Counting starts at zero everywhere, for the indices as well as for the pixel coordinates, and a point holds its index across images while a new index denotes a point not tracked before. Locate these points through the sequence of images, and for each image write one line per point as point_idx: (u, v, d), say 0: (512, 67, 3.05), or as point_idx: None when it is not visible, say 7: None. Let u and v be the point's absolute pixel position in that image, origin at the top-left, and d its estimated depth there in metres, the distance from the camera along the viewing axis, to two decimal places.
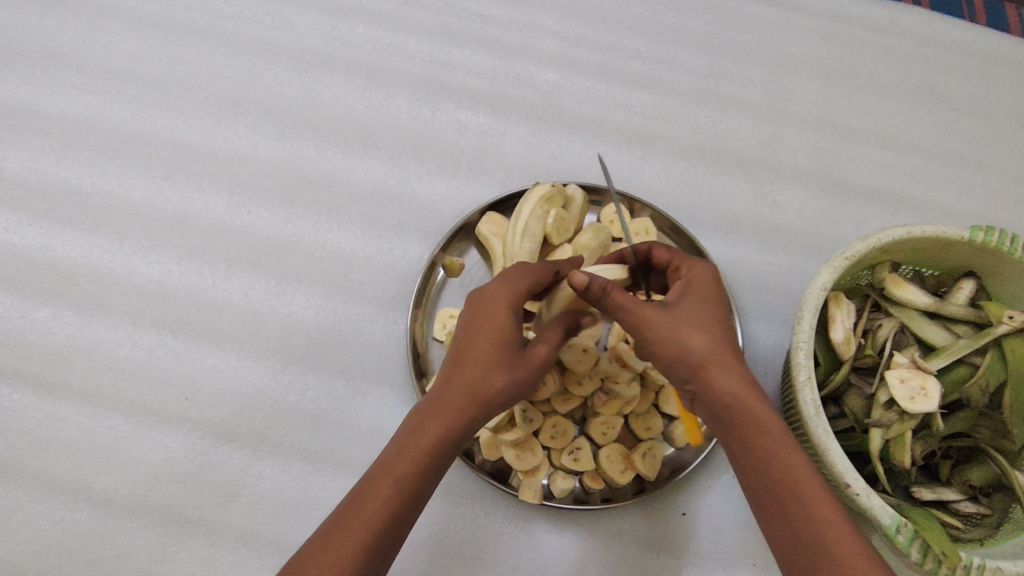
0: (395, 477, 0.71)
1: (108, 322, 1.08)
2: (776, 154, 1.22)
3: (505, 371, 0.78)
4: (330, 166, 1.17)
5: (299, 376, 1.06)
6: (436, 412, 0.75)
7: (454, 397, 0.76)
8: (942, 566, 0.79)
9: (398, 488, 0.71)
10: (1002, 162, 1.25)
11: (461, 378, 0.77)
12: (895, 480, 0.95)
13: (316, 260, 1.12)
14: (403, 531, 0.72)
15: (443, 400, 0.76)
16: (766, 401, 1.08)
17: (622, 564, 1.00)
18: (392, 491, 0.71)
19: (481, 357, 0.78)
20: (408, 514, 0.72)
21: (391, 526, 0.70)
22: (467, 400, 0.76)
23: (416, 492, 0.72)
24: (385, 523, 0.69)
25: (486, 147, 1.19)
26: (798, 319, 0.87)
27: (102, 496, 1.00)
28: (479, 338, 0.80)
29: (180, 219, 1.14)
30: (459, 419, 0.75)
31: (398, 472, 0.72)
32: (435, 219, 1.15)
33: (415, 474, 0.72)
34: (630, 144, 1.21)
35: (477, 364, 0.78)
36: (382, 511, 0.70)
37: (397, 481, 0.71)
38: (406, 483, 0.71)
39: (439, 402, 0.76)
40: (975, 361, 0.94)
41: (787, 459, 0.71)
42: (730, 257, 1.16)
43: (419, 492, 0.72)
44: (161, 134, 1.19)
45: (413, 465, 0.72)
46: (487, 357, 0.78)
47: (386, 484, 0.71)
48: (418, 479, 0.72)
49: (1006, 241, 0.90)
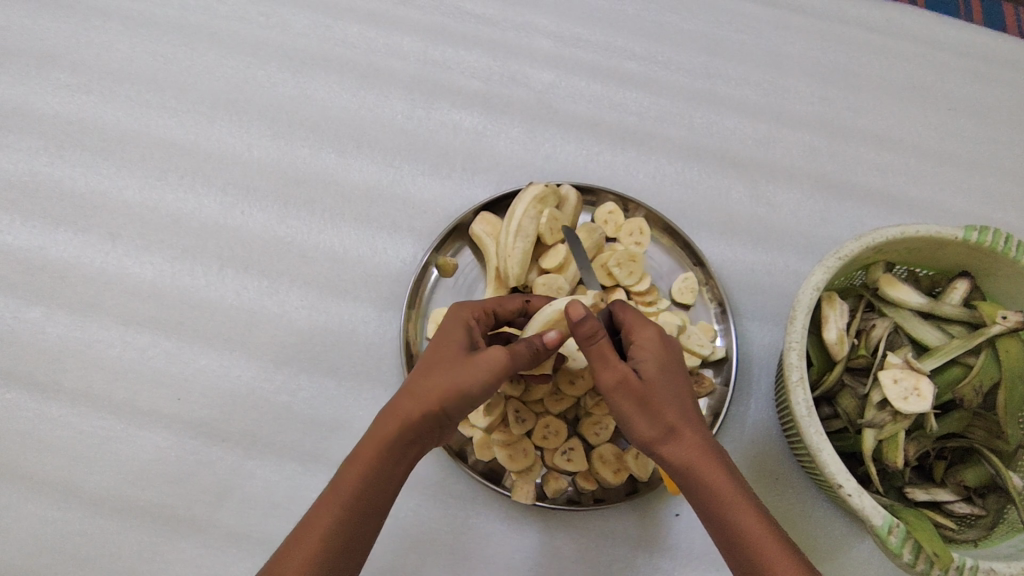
0: (342, 492, 0.71)
1: (101, 322, 1.08)
2: (770, 154, 1.22)
3: (458, 379, 0.75)
4: (323, 166, 1.17)
5: (292, 376, 1.06)
6: (385, 423, 0.74)
7: (404, 406, 0.74)
8: (934, 567, 0.78)
9: (345, 501, 0.71)
10: (997, 161, 1.24)
11: (413, 388, 0.76)
12: (888, 481, 0.95)
13: (309, 260, 1.11)
14: (357, 549, 0.71)
15: (395, 410, 0.75)
16: (759, 401, 1.08)
17: (614, 564, 1.00)
18: (338, 505, 0.70)
19: (437, 368, 0.77)
20: (358, 531, 0.71)
21: (339, 542, 0.69)
22: (417, 411, 0.74)
23: (364, 508, 0.71)
24: (332, 540, 0.69)
25: (480, 147, 1.19)
26: (791, 319, 0.86)
27: (94, 496, 1.01)
28: (440, 353, 0.79)
29: (173, 219, 1.14)
30: (407, 432, 0.74)
31: (344, 487, 0.71)
32: (429, 219, 1.15)
33: (362, 489, 0.71)
34: (625, 144, 1.21)
35: (432, 375, 0.76)
36: (329, 526, 0.69)
37: (343, 496, 0.71)
38: (353, 498, 0.71)
39: (390, 412, 0.75)
40: (969, 361, 0.93)
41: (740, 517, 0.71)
42: (724, 257, 1.16)
43: (368, 507, 0.71)
44: (154, 134, 1.19)
45: (360, 479, 0.72)
46: (443, 366, 0.77)
47: (335, 499, 0.71)
48: (366, 492, 0.71)
49: (1001, 241, 0.90)
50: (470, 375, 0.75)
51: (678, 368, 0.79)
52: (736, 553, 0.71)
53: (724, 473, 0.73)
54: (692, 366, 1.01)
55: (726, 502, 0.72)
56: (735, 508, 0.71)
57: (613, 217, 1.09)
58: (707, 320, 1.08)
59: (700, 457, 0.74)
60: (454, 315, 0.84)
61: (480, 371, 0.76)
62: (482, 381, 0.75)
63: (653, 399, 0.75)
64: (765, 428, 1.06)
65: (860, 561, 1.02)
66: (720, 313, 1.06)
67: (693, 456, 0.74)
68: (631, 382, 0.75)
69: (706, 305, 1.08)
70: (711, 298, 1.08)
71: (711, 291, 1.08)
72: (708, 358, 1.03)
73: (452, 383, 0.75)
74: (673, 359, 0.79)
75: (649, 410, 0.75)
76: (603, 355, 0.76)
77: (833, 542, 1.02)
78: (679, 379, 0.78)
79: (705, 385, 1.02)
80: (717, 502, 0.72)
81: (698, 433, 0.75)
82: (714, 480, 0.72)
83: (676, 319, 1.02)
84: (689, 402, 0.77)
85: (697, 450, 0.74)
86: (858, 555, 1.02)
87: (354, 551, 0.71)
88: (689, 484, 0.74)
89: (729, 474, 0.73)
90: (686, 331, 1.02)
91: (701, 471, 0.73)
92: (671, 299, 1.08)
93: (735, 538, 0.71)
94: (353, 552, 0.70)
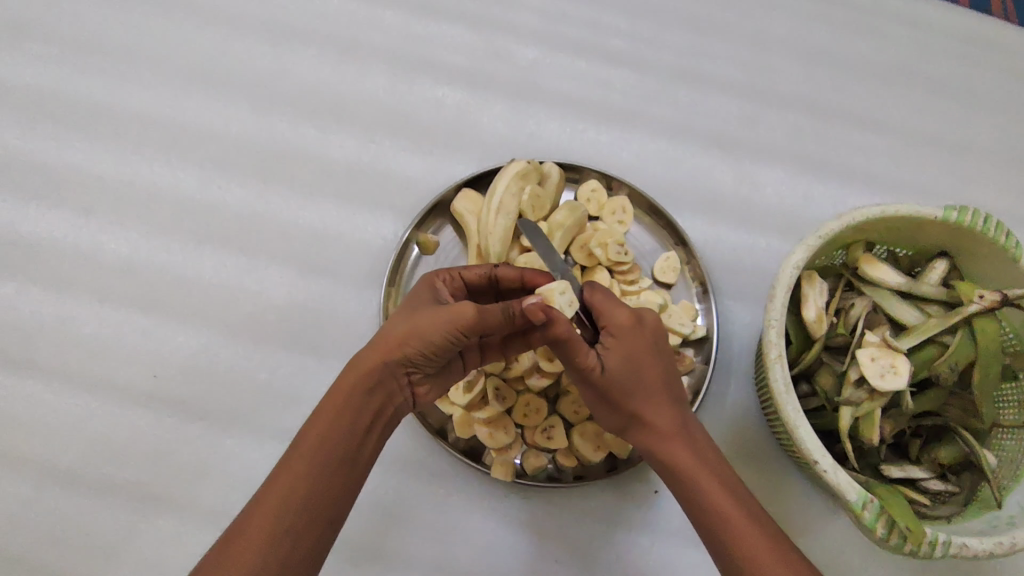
0: (304, 446, 0.71)
1: (74, 298, 1.07)
2: (755, 135, 1.21)
3: (416, 325, 0.76)
4: (303, 141, 1.15)
5: (271, 354, 1.05)
6: (348, 375, 0.75)
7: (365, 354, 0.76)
8: (907, 541, 0.79)
9: (307, 454, 0.70)
10: (977, 145, 1.24)
11: (374, 340, 0.77)
12: (864, 459, 0.96)
13: (288, 236, 1.10)
14: (320, 508, 0.69)
15: (355, 361, 0.76)
16: (740, 379, 1.08)
17: (594, 540, 1.01)
18: (301, 456, 0.70)
19: (400, 320, 0.79)
20: (321, 486, 0.69)
21: (299, 495, 0.68)
22: (377, 359, 0.75)
23: (329, 461, 0.71)
24: (290, 494, 0.68)
25: (463, 124, 1.18)
26: (771, 297, 0.86)
27: (69, 473, 1.00)
28: (405, 310, 0.81)
29: (149, 195, 1.12)
30: (367, 379, 0.75)
31: (304, 443, 0.71)
32: (411, 196, 1.13)
33: (323, 438, 0.71)
34: (609, 123, 1.20)
35: (392, 324, 0.78)
36: (288, 482, 0.68)
37: (306, 447, 0.71)
38: (316, 454, 0.70)
39: (353, 364, 0.76)
40: (946, 340, 0.93)
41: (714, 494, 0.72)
42: (708, 237, 1.15)
43: (333, 460, 0.71)
44: (129, 109, 1.16)
45: (322, 432, 0.72)
46: (403, 318, 0.79)
47: (298, 453, 0.70)
48: (328, 442, 0.71)
49: (980, 221, 0.91)
50: (428, 321, 0.76)
51: (648, 348, 0.78)
52: (704, 526, 0.72)
53: (684, 451, 0.75)
54: (673, 344, 1.02)
55: (692, 478, 0.74)
56: (697, 486, 0.73)
57: (595, 194, 1.08)
58: (688, 299, 1.08)
59: (665, 441, 0.77)
60: (422, 287, 0.86)
61: (441, 321, 0.76)
62: (443, 328, 0.76)
63: (612, 388, 0.78)
64: (744, 406, 1.07)
65: (836, 536, 1.03)
66: (701, 293, 1.07)
67: (658, 440, 0.77)
68: (593, 376, 0.78)
69: (689, 283, 1.08)
70: (693, 277, 1.08)
71: (693, 271, 1.08)
72: (688, 337, 1.03)
73: (411, 329, 0.76)
74: (646, 340, 0.79)
75: (611, 400, 0.79)
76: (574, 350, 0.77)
77: (809, 517, 1.03)
78: (645, 354, 0.78)
79: (685, 363, 1.02)
80: (679, 479, 0.75)
81: (664, 413, 0.77)
82: (680, 458, 0.75)
83: (657, 297, 1.03)
84: (654, 382, 0.78)
85: (659, 433, 0.77)
86: (832, 530, 1.03)
87: (316, 507, 0.69)
88: (663, 463, 0.77)
89: (691, 449, 0.76)
90: (668, 310, 1.02)
91: (667, 447, 0.76)
92: (653, 278, 1.08)
93: (698, 512, 0.73)
94: (315, 508, 0.69)
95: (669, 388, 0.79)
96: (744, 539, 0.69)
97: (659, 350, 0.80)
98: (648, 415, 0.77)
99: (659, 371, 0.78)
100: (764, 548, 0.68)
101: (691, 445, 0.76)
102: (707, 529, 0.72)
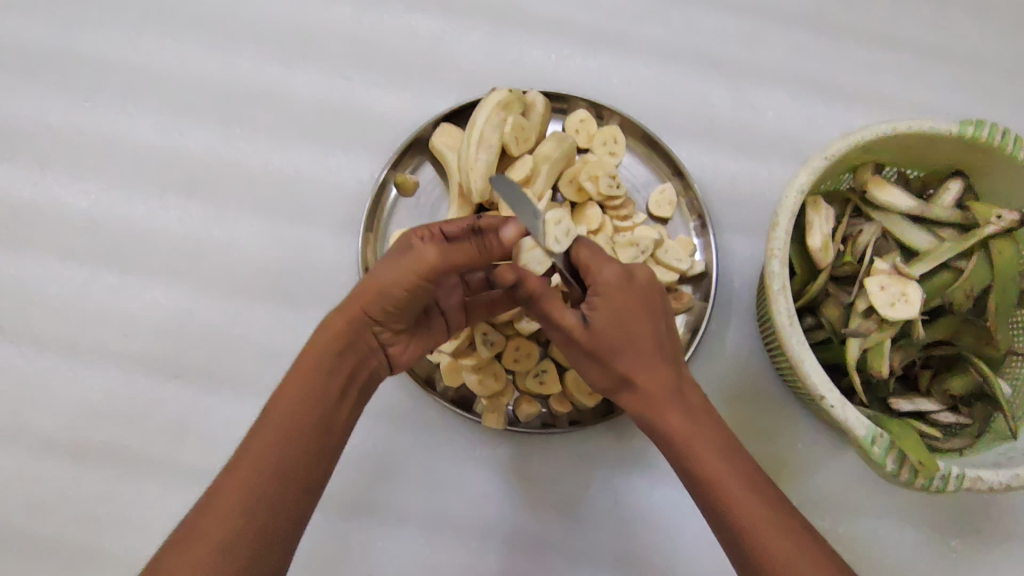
0: (274, 413, 0.67)
1: (35, 257, 1.01)
2: (755, 55, 1.13)
3: (378, 278, 0.72)
4: (268, 80, 1.07)
5: (245, 307, 0.99)
6: (318, 338, 0.72)
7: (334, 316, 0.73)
8: (918, 476, 0.74)
9: (278, 420, 0.66)
10: (994, 59, 1.16)
11: (340, 305, 0.74)
12: (871, 392, 0.91)
13: (258, 183, 1.03)
14: (293, 473, 0.65)
15: (324, 324, 0.73)
16: (741, 315, 1.03)
17: (591, 485, 0.98)
18: (271, 424, 0.66)
19: (366, 275, 0.75)
20: (294, 452, 0.65)
21: (271, 462, 0.64)
22: (346, 319, 0.72)
23: (298, 431, 0.66)
24: (261, 462, 0.64)
25: (440, 54, 1.09)
26: (773, 225, 0.80)
27: (43, 438, 0.96)
28: (370, 266, 0.76)
29: (106, 143, 1.05)
30: (336, 340, 0.71)
31: (274, 409, 0.67)
32: (386, 134, 1.06)
33: (291, 403, 0.67)
34: (597, 48, 1.11)
35: (360, 282, 0.74)
36: (258, 450, 0.65)
37: (276, 413, 0.67)
38: (287, 421, 0.66)
39: (322, 327, 0.73)
40: (960, 265, 0.88)
41: (716, 468, 0.68)
42: (706, 166, 1.08)
43: (301, 430, 0.67)
44: (78, 50, 1.08)
45: (293, 397, 0.68)
46: (370, 271, 0.75)
47: (265, 426, 0.66)
48: (299, 406, 0.67)
49: (998, 136, 0.83)
50: (389, 272, 0.72)
51: (637, 308, 0.72)
52: (704, 498, 0.68)
53: (681, 420, 0.70)
54: (670, 282, 0.96)
55: (690, 449, 0.69)
56: (696, 457, 0.69)
57: (584, 125, 1.00)
58: (685, 234, 1.02)
59: (660, 409, 0.71)
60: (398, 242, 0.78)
61: (401, 271, 0.71)
62: (405, 277, 0.71)
63: (601, 352, 0.72)
64: (746, 343, 1.02)
65: (842, 472, 1.00)
66: (699, 227, 1.01)
67: (653, 408, 0.72)
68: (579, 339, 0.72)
69: (686, 217, 1.02)
70: (690, 210, 1.02)
71: (690, 203, 1.01)
72: (685, 274, 0.98)
73: (374, 283, 0.72)
74: (637, 300, 0.72)
75: (599, 363, 0.73)
76: (555, 309, 0.73)
77: (813, 455, 1.00)
78: (637, 312, 0.72)
79: (683, 301, 0.97)
80: (676, 448, 0.70)
81: (658, 379, 0.72)
82: (677, 428, 0.70)
83: (652, 233, 0.96)
84: (645, 345, 0.72)
85: (652, 400, 0.72)
86: (838, 467, 1.00)
87: (289, 473, 0.65)
88: (657, 432, 0.72)
89: (688, 417, 0.70)
90: (664, 245, 0.96)
91: (663, 417, 0.71)
92: (648, 213, 1.02)
93: (697, 484, 0.69)
94: (289, 474, 0.65)
95: (662, 350, 0.73)
96: (747, 516, 0.65)
97: (651, 309, 0.73)
98: (641, 383, 0.72)
99: (650, 332, 0.72)
100: (770, 527, 0.64)
101: (688, 414, 0.71)
102: (707, 503, 0.68)
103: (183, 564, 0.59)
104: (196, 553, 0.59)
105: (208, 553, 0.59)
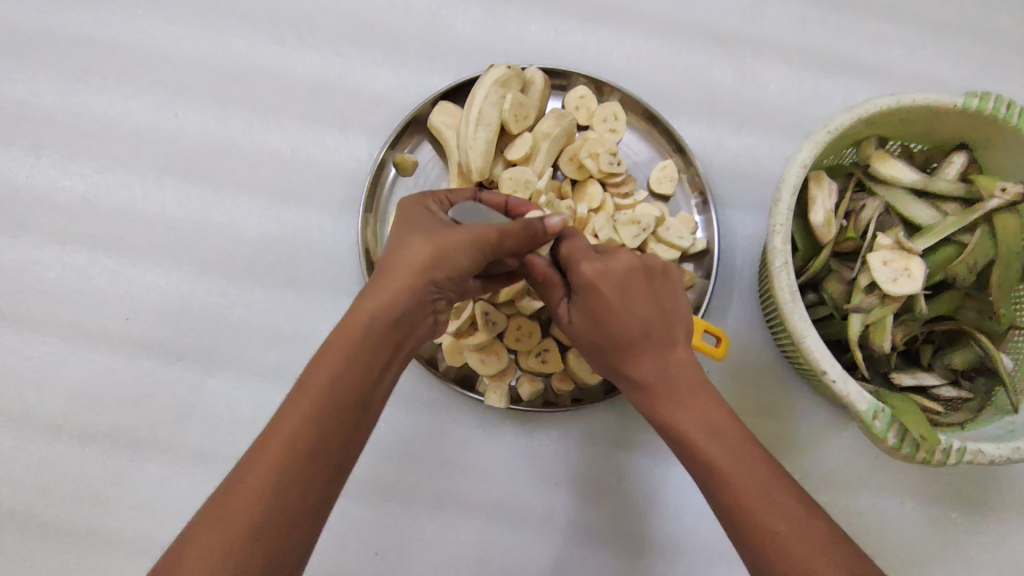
0: (316, 384, 0.61)
1: (33, 242, 1.00)
2: (756, 28, 1.11)
3: (441, 246, 0.69)
4: (263, 58, 1.05)
5: (246, 289, 0.99)
6: (368, 303, 0.66)
7: (385, 280, 0.68)
8: (920, 450, 0.74)
9: (319, 391, 0.61)
10: (998, 28, 1.14)
11: (392, 265, 0.69)
12: (873, 367, 0.91)
13: (255, 164, 1.02)
14: (332, 452, 0.61)
15: (372, 290, 0.67)
16: (743, 292, 1.03)
17: (595, 462, 0.98)
18: (311, 396, 0.61)
19: (417, 239, 0.70)
20: (334, 430, 0.61)
21: (312, 437, 0.59)
22: (405, 286, 0.67)
23: (341, 401, 0.62)
24: (299, 437, 0.59)
25: (436, 31, 1.07)
26: (776, 201, 0.79)
27: (48, 423, 0.96)
28: (409, 231, 0.72)
29: (101, 126, 1.04)
30: (392, 310, 0.66)
31: (318, 378, 0.61)
32: (384, 113, 1.05)
33: (337, 376, 0.62)
34: (595, 22, 1.09)
35: (410, 246, 0.69)
36: (298, 424, 0.59)
37: (318, 384, 0.61)
38: (330, 394, 0.61)
39: (370, 292, 0.67)
40: (964, 239, 0.87)
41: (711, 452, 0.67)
42: (707, 142, 1.07)
43: (342, 404, 0.62)
44: (68, 29, 1.06)
45: (338, 369, 0.62)
46: (421, 237, 0.70)
47: (304, 394, 0.61)
48: (343, 379, 0.62)
49: (1002, 108, 0.82)
50: (451, 242, 0.70)
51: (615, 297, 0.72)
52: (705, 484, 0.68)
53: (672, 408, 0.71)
54: (672, 259, 0.96)
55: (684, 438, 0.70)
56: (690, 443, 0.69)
57: (584, 102, 0.99)
58: (687, 211, 1.01)
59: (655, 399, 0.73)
60: (413, 206, 0.76)
61: (466, 242, 0.70)
62: (468, 250, 0.70)
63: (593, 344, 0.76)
64: (748, 320, 1.02)
65: (845, 447, 1.00)
66: (701, 204, 1.00)
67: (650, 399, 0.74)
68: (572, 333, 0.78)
69: (687, 194, 1.01)
70: (691, 187, 1.01)
71: (691, 179, 1.01)
72: (687, 251, 0.97)
73: (436, 252, 0.69)
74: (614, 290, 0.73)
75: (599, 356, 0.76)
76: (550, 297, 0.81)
77: (816, 430, 1.00)
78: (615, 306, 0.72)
79: (684, 279, 0.96)
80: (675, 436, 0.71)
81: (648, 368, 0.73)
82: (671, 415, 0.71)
83: (653, 210, 0.95)
84: (630, 334, 0.73)
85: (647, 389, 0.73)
86: (840, 441, 1.00)
87: (328, 450, 0.60)
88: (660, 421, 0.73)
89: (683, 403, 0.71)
90: (665, 223, 0.95)
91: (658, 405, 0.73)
92: (649, 190, 1.01)
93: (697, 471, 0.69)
94: (328, 454, 0.60)
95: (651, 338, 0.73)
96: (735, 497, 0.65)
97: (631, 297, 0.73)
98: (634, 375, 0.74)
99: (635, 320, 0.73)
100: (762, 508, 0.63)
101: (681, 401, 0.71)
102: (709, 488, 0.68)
103: (210, 544, 0.54)
104: (227, 530, 0.55)
105: (241, 531, 0.55)
